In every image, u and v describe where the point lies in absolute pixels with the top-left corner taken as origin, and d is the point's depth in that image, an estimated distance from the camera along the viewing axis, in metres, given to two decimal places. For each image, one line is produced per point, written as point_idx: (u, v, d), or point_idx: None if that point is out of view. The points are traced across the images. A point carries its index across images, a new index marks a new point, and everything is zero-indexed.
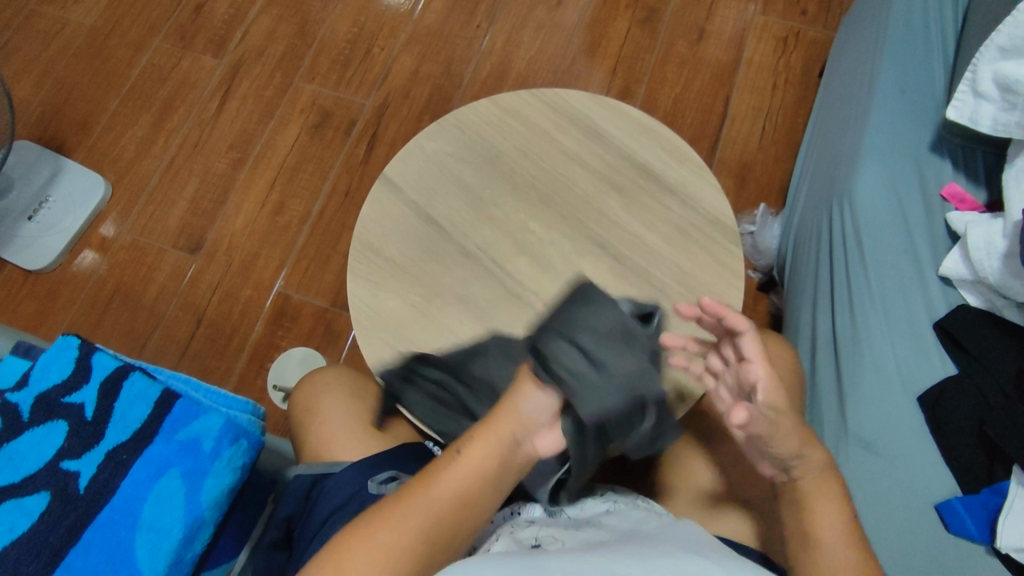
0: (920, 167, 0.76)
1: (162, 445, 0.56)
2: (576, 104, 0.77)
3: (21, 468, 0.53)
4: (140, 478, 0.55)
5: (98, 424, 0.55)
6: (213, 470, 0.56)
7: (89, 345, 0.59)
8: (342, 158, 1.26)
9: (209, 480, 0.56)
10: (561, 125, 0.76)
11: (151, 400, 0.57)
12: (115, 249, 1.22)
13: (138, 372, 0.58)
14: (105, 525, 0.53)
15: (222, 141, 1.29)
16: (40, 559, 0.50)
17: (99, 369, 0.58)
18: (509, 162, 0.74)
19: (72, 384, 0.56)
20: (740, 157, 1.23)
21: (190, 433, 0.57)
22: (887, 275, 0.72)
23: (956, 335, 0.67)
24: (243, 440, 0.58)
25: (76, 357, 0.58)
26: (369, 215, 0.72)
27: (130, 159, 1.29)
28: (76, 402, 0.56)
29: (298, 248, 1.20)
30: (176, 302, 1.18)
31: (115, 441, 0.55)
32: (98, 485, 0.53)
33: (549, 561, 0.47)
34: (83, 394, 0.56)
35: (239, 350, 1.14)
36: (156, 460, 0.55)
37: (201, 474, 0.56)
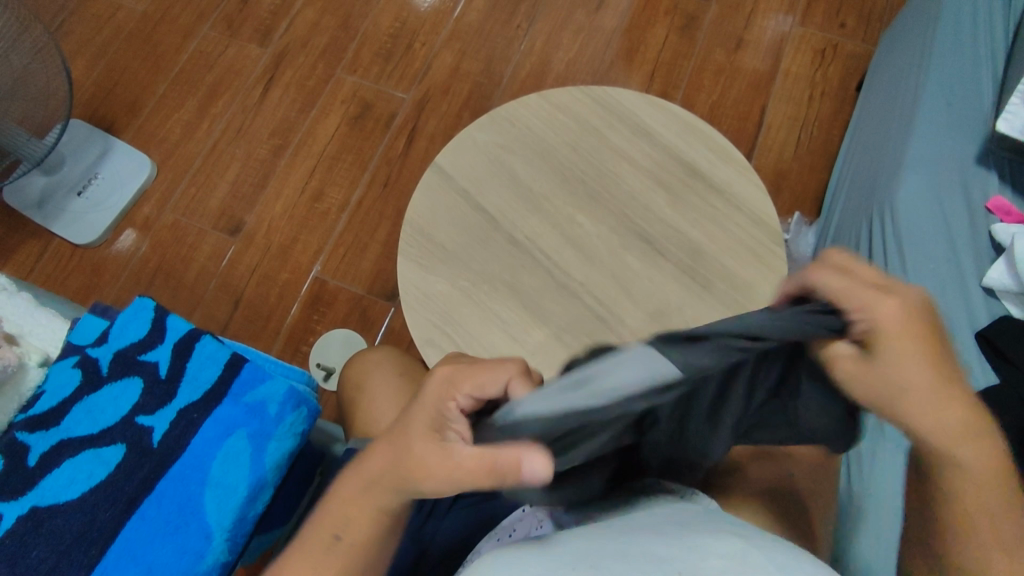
0: (964, 179, 0.76)
1: (230, 406, 0.63)
2: (626, 103, 0.78)
3: (101, 419, 0.62)
4: (210, 436, 0.62)
5: (170, 384, 0.64)
6: (276, 433, 0.63)
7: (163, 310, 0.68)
8: (381, 150, 1.28)
9: (273, 443, 0.63)
10: (611, 123, 0.77)
11: (219, 363, 0.65)
12: (158, 228, 1.25)
13: (209, 336, 0.66)
14: (178, 478, 0.60)
15: (265, 128, 1.32)
16: (117, 506, 0.58)
17: (172, 331, 0.66)
18: (558, 155, 0.76)
19: (147, 343, 0.66)
20: (775, 165, 1.24)
21: (258, 397, 0.64)
22: (929, 283, 0.72)
23: (999, 345, 0.67)
24: (303, 407, 0.65)
25: (152, 319, 0.67)
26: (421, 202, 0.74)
27: (175, 141, 1.32)
28: (151, 360, 0.65)
29: (336, 235, 1.22)
30: (215, 282, 1.21)
31: (187, 400, 0.63)
32: (170, 441, 0.61)
33: (594, 543, 0.49)
34: (156, 353, 0.65)
35: (275, 332, 1.16)
36: (223, 420, 0.62)
37: (265, 436, 0.62)
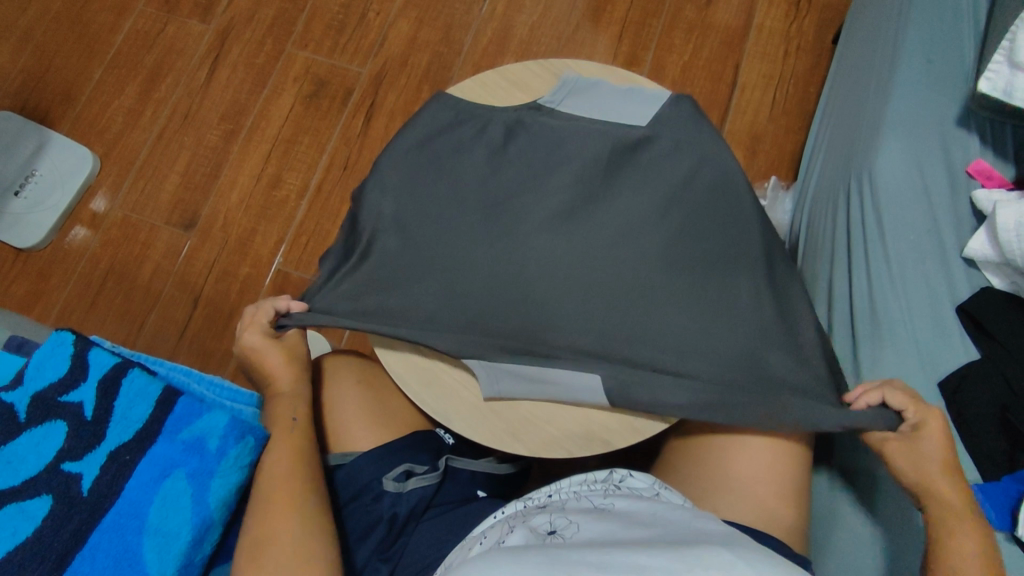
0: (944, 141, 0.73)
1: (166, 445, 0.59)
2: (595, 85, 0.72)
3: (21, 471, 0.57)
4: (145, 479, 0.58)
5: (97, 425, 0.59)
6: (220, 470, 0.59)
7: (83, 342, 0.62)
8: (339, 130, 1.21)
9: (217, 480, 0.59)
10: (565, 94, 0.72)
11: (152, 399, 0.61)
12: (107, 225, 1.19)
13: (138, 369, 0.62)
14: (110, 530, 0.56)
15: (214, 112, 1.24)
16: (45, 564, 0.53)
17: (97, 367, 0.61)
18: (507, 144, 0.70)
19: (70, 381, 0.60)
20: (750, 128, 1.19)
21: (196, 433, 0.60)
22: (907, 255, 0.70)
23: (979, 318, 0.65)
24: (249, 437, 0.61)
25: (71, 354, 0.61)
26: (369, 197, 0.69)
27: (118, 131, 1.24)
28: (75, 400, 0.59)
29: (296, 224, 1.16)
30: (173, 281, 1.15)
31: (117, 441, 0.59)
32: (101, 488, 0.57)
33: (572, 547, 0.48)
34: (81, 393, 0.60)
35: (238, 331, 1.12)
36: (158, 461, 0.58)
37: (207, 474, 0.59)
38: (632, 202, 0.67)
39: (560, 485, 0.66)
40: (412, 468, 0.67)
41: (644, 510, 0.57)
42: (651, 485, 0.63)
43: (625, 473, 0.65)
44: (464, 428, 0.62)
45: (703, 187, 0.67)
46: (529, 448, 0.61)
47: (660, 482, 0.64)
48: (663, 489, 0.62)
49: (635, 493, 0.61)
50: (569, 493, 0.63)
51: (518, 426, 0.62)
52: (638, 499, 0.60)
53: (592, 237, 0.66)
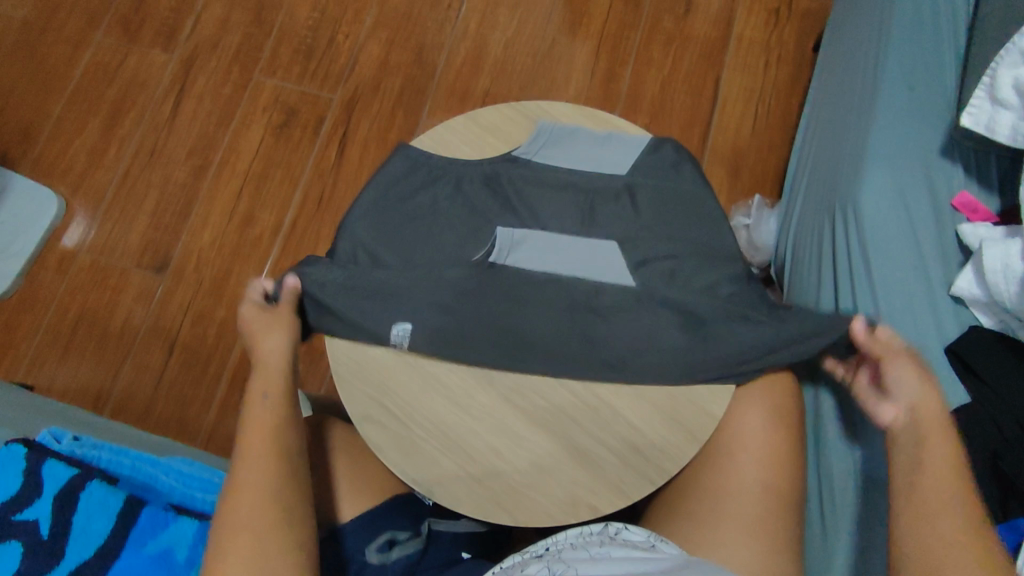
0: (928, 172, 0.71)
1: (131, 558, 0.60)
2: (571, 134, 0.70)
3: None
4: None
5: (54, 542, 0.58)
6: None
7: (37, 453, 0.61)
8: (312, 161, 1.18)
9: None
10: (541, 145, 0.70)
11: (111, 512, 0.61)
12: (76, 270, 1.15)
13: (96, 481, 0.62)
14: None
15: (181, 147, 1.20)
16: None
17: (52, 480, 0.60)
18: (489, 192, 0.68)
19: (22, 499, 0.59)
20: (731, 144, 1.17)
21: (161, 546, 0.61)
22: (895, 293, 0.68)
23: (969, 361, 0.64)
24: None
25: (26, 467, 0.60)
26: (340, 257, 0.67)
27: (82, 170, 1.20)
28: (30, 518, 0.58)
29: (272, 262, 1.13)
30: (147, 325, 1.12)
31: (77, 560, 0.58)
32: None
33: None
34: (36, 509, 0.59)
35: (218, 375, 1.09)
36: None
37: None
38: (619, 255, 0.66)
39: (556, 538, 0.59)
40: (395, 537, 0.66)
41: (643, 563, 0.51)
42: (646, 538, 0.56)
43: (620, 525, 0.58)
44: (447, 499, 0.60)
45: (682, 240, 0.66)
46: (514, 518, 0.59)
47: (658, 534, 0.57)
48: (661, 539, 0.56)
49: (631, 545, 0.55)
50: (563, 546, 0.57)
51: (502, 495, 0.60)
52: (633, 550, 0.54)
53: (572, 291, 0.64)
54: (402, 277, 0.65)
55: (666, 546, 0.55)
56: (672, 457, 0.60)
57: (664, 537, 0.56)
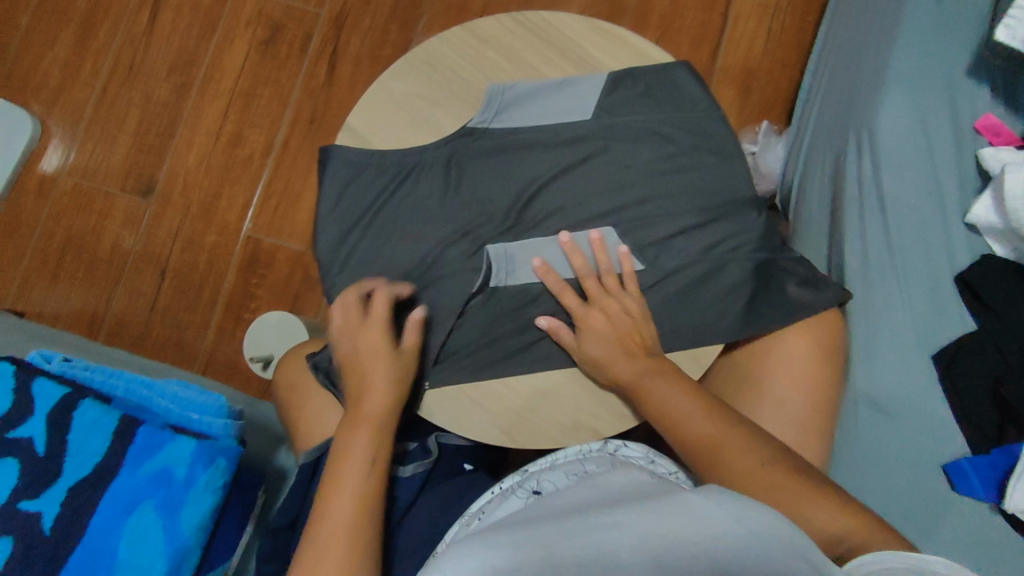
0: (951, 93, 0.68)
1: (128, 478, 0.49)
2: (531, 94, 0.64)
3: None
4: (110, 516, 0.48)
5: (52, 461, 0.48)
6: (190, 498, 0.49)
7: (27, 371, 0.51)
8: (301, 80, 1.12)
9: (186, 508, 0.49)
10: (498, 110, 0.64)
11: (107, 432, 0.51)
12: (58, 193, 1.11)
13: (90, 399, 0.51)
14: (79, 569, 0.46)
15: (161, 63, 1.13)
16: None
17: (42, 399, 0.50)
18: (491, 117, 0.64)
19: (14, 418, 0.49)
20: (743, 65, 1.11)
21: (159, 464, 0.49)
22: (907, 219, 0.66)
23: (979, 290, 0.63)
24: (220, 460, 0.51)
25: (14, 386, 0.50)
26: (334, 178, 0.63)
27: (56, 87, 1.13)
28: (22, 435, 0.49)
29: (264, 186, 1.09)
30: (136, 250, 1.09)
31: (76, 477, 0.48)
32: (63, 528, 0.47)
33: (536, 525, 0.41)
34: (27, 425, 0.49)
35: (214, 301, 1.07)
36: (122, 496, 0.49)
37: (176, 504, 0.48)
38: (633, 185, 0.62)
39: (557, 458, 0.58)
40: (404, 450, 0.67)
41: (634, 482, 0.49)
42: (644, 453, 0.56)
43: (619, 443, 0.57)
44: (447, 421, 0.59)
45: (699, 174, 0.63)
46: (515, 440, 0.59)
47: (654, 449, 0.57)
48: (658, 458, 0.56)
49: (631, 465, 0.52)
50: (565, 466, 0.55)
51: (504, 422, 0.59)
52: (633, 471, 0.52)
53: (582, 215, 0.62)
54: (401, 188, 0.62)
55: (666, 463, 0.56)
56: None
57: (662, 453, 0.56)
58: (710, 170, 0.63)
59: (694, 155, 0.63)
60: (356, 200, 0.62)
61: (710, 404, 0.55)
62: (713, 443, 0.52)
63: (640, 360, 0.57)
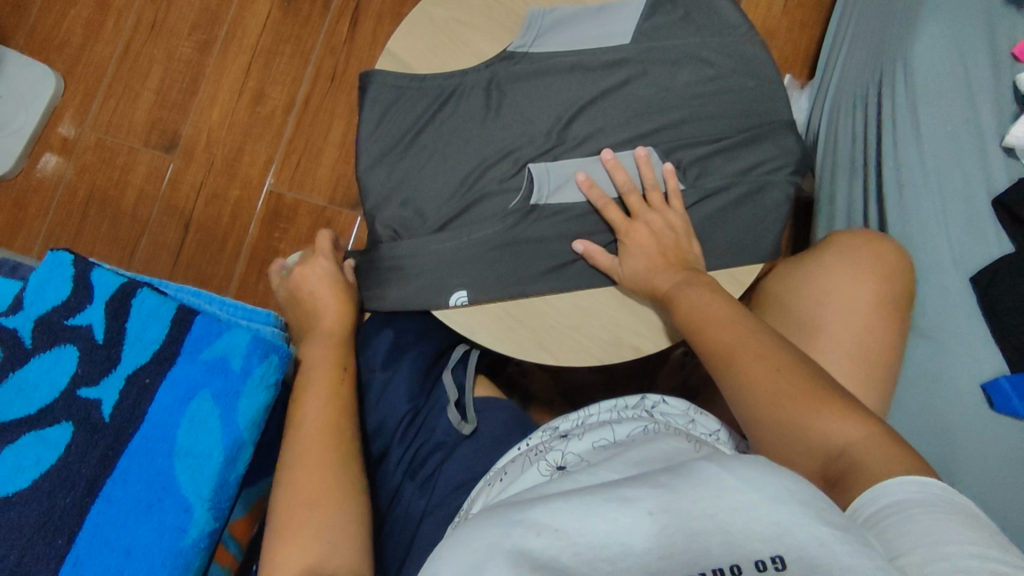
0: (989, 22, 0.68)
1: (186, 367, 0.57)
2: (569, 19, 0.64)
3: (36, 398, 0.55)
4: (169, 403, 0.56)
5: (111, 348, 0.56)
6: (246, 390, 0.57)
7: (84, 263, 0.59)
8: (323, 37, 1.12)
9: (243, 400, 0.57)
10: (536, 36, 0.64)
11: (165, 320, 0.58)
12: (81, 149, 1.11)
13: (145, 290, 0.58)
14: (140, 454, 0.55)
15: (184, 21, 1.13)
16: (77, 490, 0.53)
17: (101, 288, 0.58)
18: (531, 40, 0.64)
19: (75, 305, 0.57)
20: (765, 21, 1.11)
21: (216, 354, 0.58)
22: (942, 147, 0.66)
23: (1016, 211, 0.62)
24: (273, 356, 0.59)
25: (74, 276, 0.58)
26: (376, 100, 0.63)
27: (79, 45, 1.14)
28: (82, 323, 0.57)
29: (286, 143, 1.09)
30: (159, 206, 1.09)
31: (135, 364, 0.57)
32: (124, 412, 0.55)
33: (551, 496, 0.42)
34: (88, 314, 0.57)
35: (236, 256, 1.07)
36: (181, 383, 0.57)
37: (233, 394, 0.57)
38: (672, 107, 0.63)
39: (589, 412, 0.63)
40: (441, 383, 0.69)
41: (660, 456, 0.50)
42: (684, 411, 0.61)
43: (658, 400, 0.63)
44: (489, 338, 0.60)
45: (737, 97, 0.63)
46: (557, 356, 0.60)
47: (694, 408, 0.62)
48: (693, 415, 0.61)
49: (665, 438, 0.54)
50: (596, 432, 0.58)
51: (544, 335, 0.60)
52: (664, 438, 0.54)
53: (620, 138, 0.62)
54: (441, 111, 0.63)
55: (706, 422, 0.60)
56: None
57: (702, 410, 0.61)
58: (748, 93, 0.63)
59: (733, 79, 0.63)
60: (396, 125, 0.63)
61: (744, 315, 0.53)
62: (726, 352, 0.51)
63: (679, 271, 0.57)
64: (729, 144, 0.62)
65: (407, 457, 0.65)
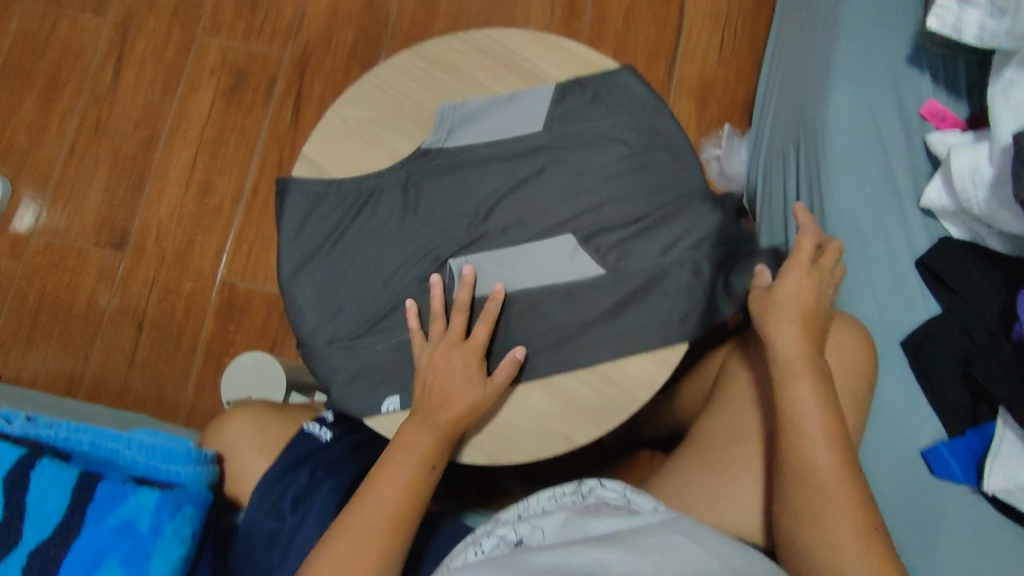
0: (896, 82, 0.69)
1: (91, 533, 0.52)
2: (481, 111, 0.65)
3: None
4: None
5: (11, 524, 0.51)
6: (157, 549, 0.51)
7: None
8: (267, 123, 1.13)
9: (154, 561, 0.51)
10: (449, 130, 0.65)
11: (67, 488, 0.54)
12: (31, 253, 1.11)
13: (48, 457, 0.55)
14: None
15: (128, 117, 1.15)
16: None
17: None
18: (445, 126, 0.65)
19: None
20: (700, 73, 1.13)
21: (122, 514, 0.52)
22: (863, 208, 0.67)
23: (939, 272, 0.63)
24: (186, 507, 0.54)
25: None
26: (294, 208, 0.63)
27: (25, 149, 1.14)
28: None
29: (235, 231, 1.09)
30: (112, 305, 1.09)
31: (36, 539, 0.51)
32: None
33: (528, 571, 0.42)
34: None
35: (193, 350, 1.06)
36: (86, 551, 0.51)
37: (142, 556, 0.51)
38: (590, 188, 0.63)
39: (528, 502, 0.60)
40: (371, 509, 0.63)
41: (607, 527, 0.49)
42: (620, 492, 0.59)
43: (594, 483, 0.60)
44: None
45: (653, 175, 0.63)
46: (490, 456, 0.59)
47: (629, 488, 0.59)
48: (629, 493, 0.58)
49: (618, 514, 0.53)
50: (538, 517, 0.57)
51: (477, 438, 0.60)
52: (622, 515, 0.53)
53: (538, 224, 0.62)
54: (361, 213, 0.63)
55: (642, 500, 0.57)
56: (643, 383, 0.60)
57: (637, 490, 0.57)
58: (662, 168, 0.63)
59: (648, 159, 0.63)
60: (317, 229, 0.63)
61: None
62: None
63: None
64: (647, 222, 0.62)
65: None
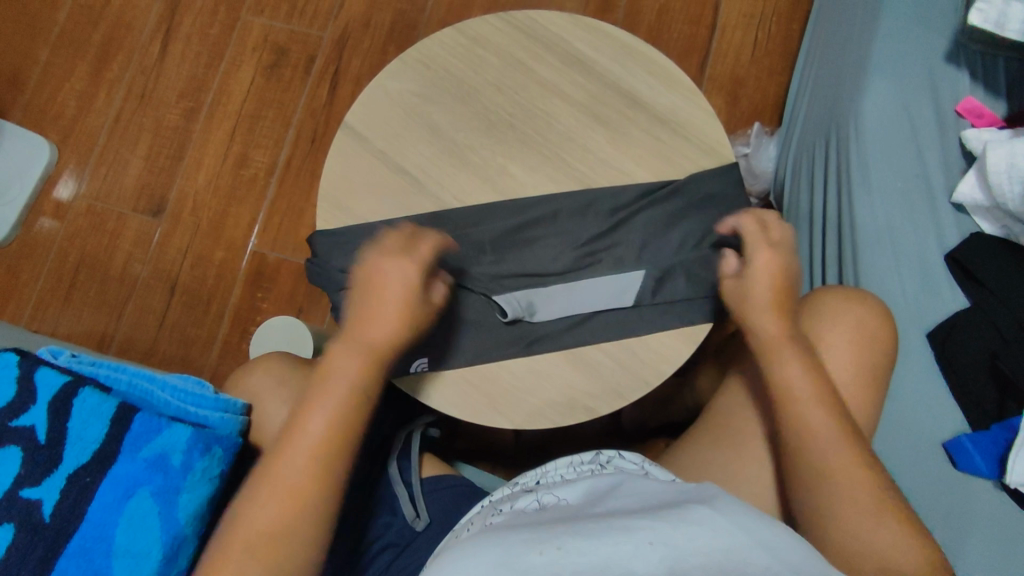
0: (932, 81, 0.69)
1: (128, 464, 0.58)
2: (518, 89, 0.67)
3: None
4: (109, 500, 0.57)
5: (54, 447, 0.57)
6: (187, 484, 0.59)
7: (29, 362, 0.60)
8: (304, 100, 1.16)
9: (184, 495, 0.59)
10: (486, 106, 0.67)
11: (106, 419, 0.59)
12: (73, 215, 1.15)
13: (89, 388, 0.60)
14: (77, 555, 0.55)
15: (172, 89, 1.18)
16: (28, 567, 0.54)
17: (45, 387, 0.59)
18: (483, 99, 0.67)
19: (18, 406, 0.58)
20: (733, 71, 1.14)
21: (157, 450, 0.59)
22: (893, 202, 0.67)
23: (969, 267, 0.63)
24: (216, 449, 0.61)
25: (20, 374, 0.59)
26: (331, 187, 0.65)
27: (72, 116, 1.18)
28: (26, 424, 0.57)
29: (268, 204, 1.12)
30: (147, 268, 1.12)
31: (77, 463, 0.57)
32: (64, 513, 0.56)
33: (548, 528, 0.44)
34: (31, 415, 0.58)
35: (221, 315, 1.09)
36: (122, 481, 0.57)
37: (174, 490, 0.58)
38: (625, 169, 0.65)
39: (547, 468, 0.62)
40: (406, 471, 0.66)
41: (629, 498, 0.49)
42: (638, 464, 0.59)
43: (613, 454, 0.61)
44: (445, 404, 0.61)
45: (682, 158, 0.65)
46: (513, 421, 0.60)
47: (649, 460, 0.60)
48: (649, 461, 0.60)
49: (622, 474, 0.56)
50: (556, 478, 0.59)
51: (499, 399, 0.60)
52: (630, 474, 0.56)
53: (571, 235, 0.64)
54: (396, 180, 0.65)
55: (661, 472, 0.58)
56: (666, 357, 0.61)
57: (655, 463, 0.58)
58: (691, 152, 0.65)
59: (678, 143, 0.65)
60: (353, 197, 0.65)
61: None
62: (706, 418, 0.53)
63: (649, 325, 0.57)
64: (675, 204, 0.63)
65: (360, 549, 0.63)
